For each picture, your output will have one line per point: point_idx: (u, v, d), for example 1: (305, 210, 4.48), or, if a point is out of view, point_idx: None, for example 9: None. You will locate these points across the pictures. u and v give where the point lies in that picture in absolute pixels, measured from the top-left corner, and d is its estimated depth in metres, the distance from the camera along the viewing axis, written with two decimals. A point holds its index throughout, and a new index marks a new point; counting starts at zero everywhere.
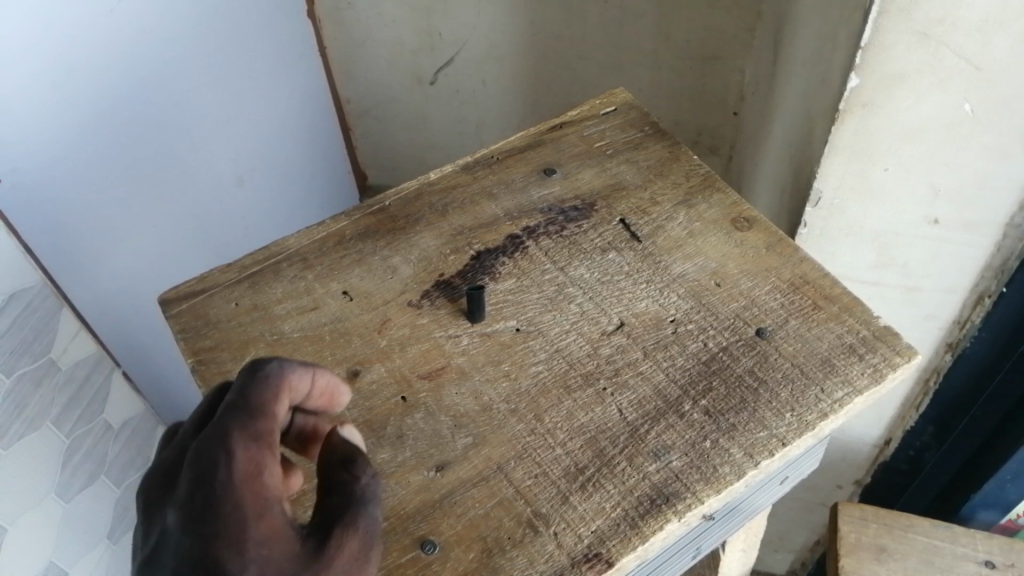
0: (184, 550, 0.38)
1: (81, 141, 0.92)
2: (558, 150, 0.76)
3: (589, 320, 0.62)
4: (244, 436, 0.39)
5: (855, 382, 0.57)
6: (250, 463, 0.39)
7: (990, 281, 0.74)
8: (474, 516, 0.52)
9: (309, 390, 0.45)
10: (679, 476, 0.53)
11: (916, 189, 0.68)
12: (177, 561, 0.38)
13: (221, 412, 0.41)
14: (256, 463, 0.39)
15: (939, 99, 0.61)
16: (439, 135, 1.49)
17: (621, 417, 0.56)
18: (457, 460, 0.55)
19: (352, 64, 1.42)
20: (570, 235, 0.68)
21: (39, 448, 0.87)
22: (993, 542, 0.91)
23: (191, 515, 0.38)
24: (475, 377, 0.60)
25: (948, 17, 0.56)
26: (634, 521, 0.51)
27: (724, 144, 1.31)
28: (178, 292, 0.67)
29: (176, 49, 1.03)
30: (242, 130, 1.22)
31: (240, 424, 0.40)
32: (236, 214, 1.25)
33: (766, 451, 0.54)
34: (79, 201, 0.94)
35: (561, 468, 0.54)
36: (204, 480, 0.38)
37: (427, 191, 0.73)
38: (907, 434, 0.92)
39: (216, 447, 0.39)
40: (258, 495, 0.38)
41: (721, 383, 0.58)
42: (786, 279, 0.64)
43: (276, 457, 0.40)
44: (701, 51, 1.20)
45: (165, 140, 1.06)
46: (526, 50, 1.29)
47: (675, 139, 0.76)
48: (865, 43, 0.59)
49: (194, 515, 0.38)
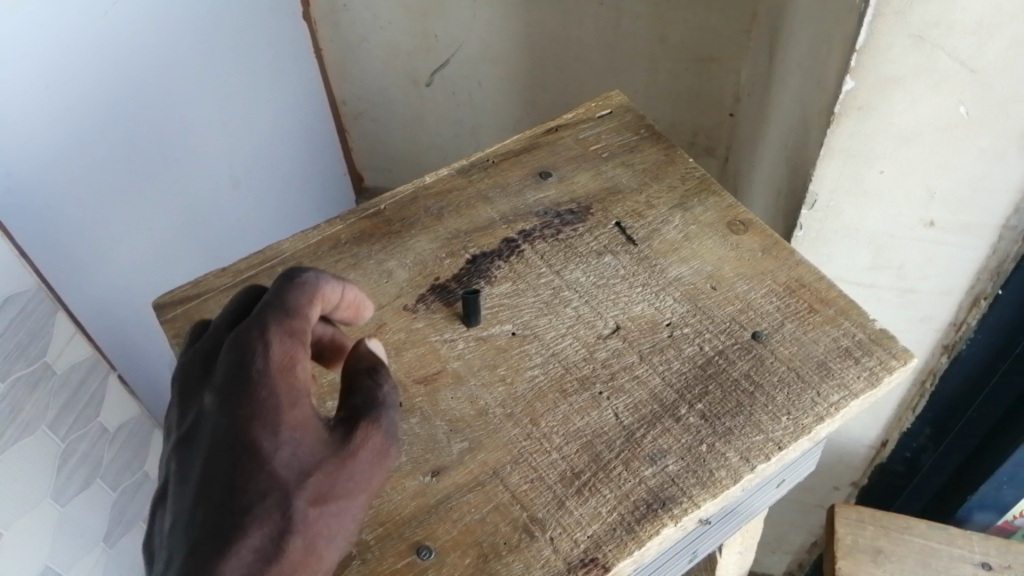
0: (224, 427, 0.43)
1: (77, 144, 0.92)
2: (554, 152, 0.76)
3: (585, 323, 0.62)
4: (279, 333, 0.44)
5: (851, 386, 0.57)
6: (284, 357, 0.43)
7: (986, 283, 0.74)
8: (470, 522, 0.52)
9: (339, 299, 0.49)
10: (675, 480, 0.53)
11: (912, 191, 0.68)
12: (218, 435, 0.43)
13: (259, 310, 0.45)
14: (289, 357, 0.43)
15: (934, 102, 0.61)
16: (435, 137, 1.49)
17: (617, 421, 0.56)
18: (453, 465, 0.55)
19: (348, 66, 1.41)
20: (566, 238, 0.68)
21: (35, 452, 0.87)
22: (990, 543, 0.91)
23: (231, 398, 0.43)
24: (472, 381, 0.59)
25: (943, 20, 0.56)
26: (630, 525, 0.51)
27: (720, 145, 1.32)
28: (172, 297, 0.66)
29: (171, 51, 1.03)
30: (238, 131, 1.21)
31: (275, 321, 0.44)
32: (232, 216, 1.25)
33: (763, 455, 0.54)
34: (75, 204, 0.94)
35: (557, 473, 0.54)
36: (243, 368, 0.43)
37: (422, 195, 0.73)
38: (904, 436, 0.92)
39: (254, 340, 0.44)
40: (290, 385, 0.43)
41: (717, 387, 0.58)
42: (782, 282, 0.64)
43: (307, 352, 0.45)
44: (697, 52, 1.20)
45: (161, 142, 1.06)
46: (522, 52, 1.29)
47: (671, 142, 0.76)
48: (861, 46, 0.59)
49: (233, 398, 0.43)
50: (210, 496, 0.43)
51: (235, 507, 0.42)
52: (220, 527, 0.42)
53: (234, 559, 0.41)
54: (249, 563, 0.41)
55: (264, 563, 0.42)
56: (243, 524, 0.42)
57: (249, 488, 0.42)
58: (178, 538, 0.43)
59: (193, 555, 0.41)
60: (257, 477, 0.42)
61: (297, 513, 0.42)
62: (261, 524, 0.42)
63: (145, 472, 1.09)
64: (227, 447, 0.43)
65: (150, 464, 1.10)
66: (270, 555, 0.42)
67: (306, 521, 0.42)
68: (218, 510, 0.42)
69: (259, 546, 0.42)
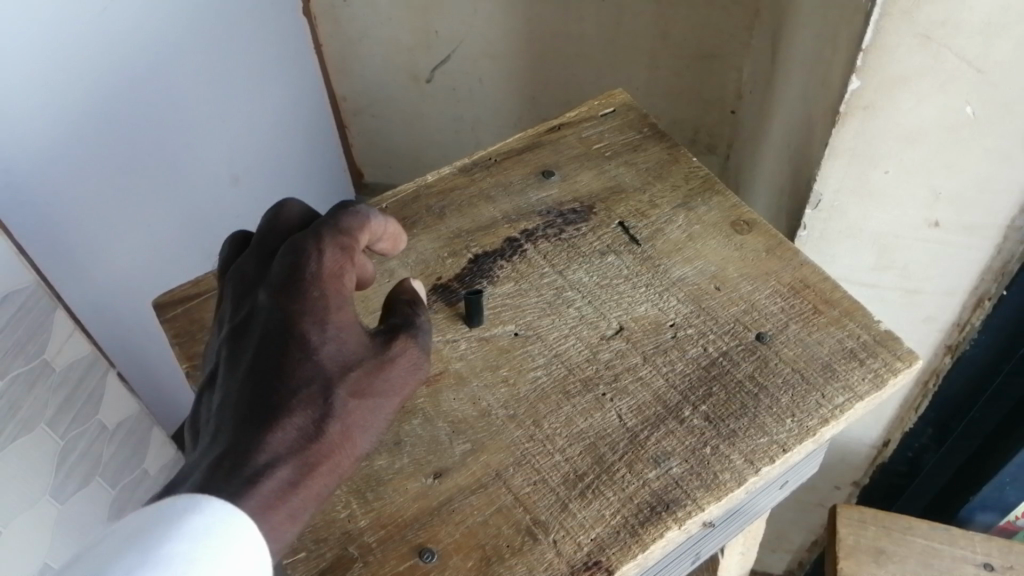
0: (276, 320, 0.46)
1: (75, 141, 0.92)
2: (556, 151, 0.75)
3: (588, 324, 0.62)
4: (332, 244, 0.47)
5: (856, 388, 0.57)
6: (335, 266, 0.47)
7: (990, 284, 0.74)
8: (472, 524, 0.52)
9: (381, 231, 0.51)
10: (679, 483, 0.53)
11: (916, 192, 0.68)
12: (269, 327, 0.47)
13: (315, 225, 0.49)
14: (340, 267, 0.47)
15: (940, 102, 0.61)
16: (435, 133, 1.48)
17: (621, 423, 0.56)
18: (455, 467, 0.55)
19: (348, 61, 1.41)
20: (569, 238, 0.68)
21: (33, 449, 0.86)
22: (992, 544, 0.90)
23: (284, 294, 0.47)
24: (474, 382, 0.59)
25: (950, 19, 0.56)
26: (633, 528, 0.51)
27: (721, 143, 1.31)
28: (173, 296, 0.66)
29: (171, 47, 1.03)
30: (238, 127, 1.21)
31: (330, 234, 0.48)
32: (231, 213, 1.25)
33: (767, 458, 0.54)
34: (72, 200, 0.94)
35: (560, 475, 0.54)
36: (297, 270, 0.47)
37: (424, 194, 0.73)
38: (906, 435, 0.91)
39: (309, 246, 0.47)
40: (338, 292, 0.47)
41: (721, 388, 0.57)
42: (786, 283, 0.64)
43: (354, 267, 0.48)
44: (699, 49, 1.19)
45: (161, 138, 1.05)
46: (523, 49, 1.29)
47: (674, 141, 0.75)
48: (866, 45, 0.58)
49: (286, 295, 0.47)
50: (257, 378, 0.45)
51: (281, 389, 0.45)
52: (265, 406, 0.44)
53: (278, 433, 0.43)
54: (291, 439, 0.44)
55: (304, 441, 0.44)
56: (288, 405, 0.44)
57: (295, 375, 0.45)
58: (224, 416, 0.45)
59: (239, 429, 0.44)
60: (303, 365, 0.45)
61: (337, 401, 0.45)
62: (303, 407, 0.44)
63: (143, 470, 1.08)
64: (277, 337, 0.46)
65: (149, 462, 1.10)
66: (310, 436, 0.44)
67: (344, 410, 0.45)
68: (265, 391, 0.45)
69: (301, 426, 0.44)
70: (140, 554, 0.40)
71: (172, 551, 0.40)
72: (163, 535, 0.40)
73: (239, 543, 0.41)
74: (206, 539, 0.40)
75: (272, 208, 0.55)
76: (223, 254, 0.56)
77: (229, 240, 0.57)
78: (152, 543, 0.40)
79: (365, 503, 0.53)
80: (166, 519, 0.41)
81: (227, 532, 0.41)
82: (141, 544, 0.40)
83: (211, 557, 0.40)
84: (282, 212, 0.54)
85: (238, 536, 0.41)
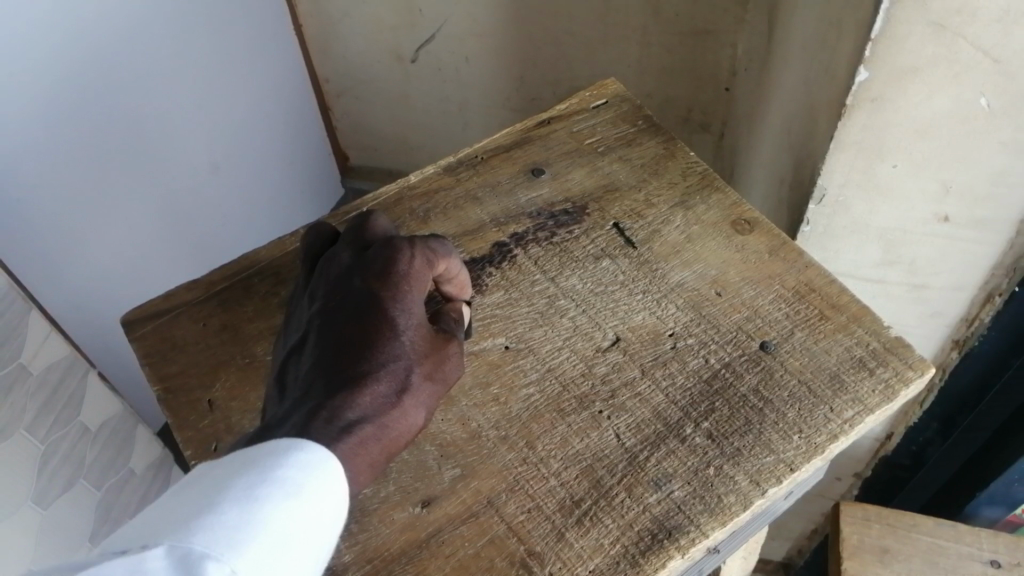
0: (366, 300, 0.49)
1: (38, 137, 0.87)
2: (547, 147, 0.71)
3: (583, 335, 0.59)
4: (422, 252, 0.52)
5: (865, 400, 0.54)
6: (421, 272, 0.52)
7: (1001, 280, 0.71)
8: (463, 557, 0.48)
9: (455, 276, 0.56)
10: (681, 507, 0.50)
11: (926, 186, 0.64)
12: (359, 307, 0.49)
13: (408, 236, 0.54)
14: (423, 273, 0.52)
15: (953, 94, 0.57)
16: (421, 115, 1.44)
17: (619, 442, 0.53)
18: (445, 494, 0.51)
19: (329, 42, 1.35)
20: (561, 241, 0.64)
21: (14, 456, 0.82)
22: (998, 540, 0.89)
23: (377, 282, 0.50)
24: (463, 402, 0.56)
25: (966, 7, 0.52)
26: (634, 559, 0.48)
27: (715, 120, 1.26)
28: (142, 313, 0.62)
29: (139, 30, 0.98)
30: (215, 115, 1.17)
31: (423, 244, 0.53)
32: (212, 202, 1.21)
33: (773, 478, 0.50)
34: (40, 199, 0.90)
35: (555, 501, 0.50)
36: (392, 264, 0.51)
37: (406, 195, 0.69)
38: (910, 430, 0.89)
39: (404, 249, 0.52)
40: (420, 292, 0.51)
41: (724, 403, 0.54)
42: (790, 287, 0.60)
43: (429, 281, 0.53)
44: (692, 25, 1.14)
45: (133, 125, 1.01)
46: (510, 27, 1.24)
47: (670, 134, 0.72)
48: (875, 36, 0.54)
49: (379, 283, 0.50)
50: (346, 347, 0.47)
51: (369, 358, 0.47)
52: (353, 371, 0.46)
53: (365, 397, 0.45)
54: (375, 405, 0.45)
55: (385, 408, 0.46)
56: (374, 373, 0.46)
57: (382, 348, 0.47)
58: (317, 375, 0.47)
59: (330, 388, 0.45)
60: (389, 341, 0.48)
61: (414, 379, 0.47)
62: (387, 377, 0.46)
63: (130, 469, 1.05)
64: (367, 315, 0.49)
65: (135, 461, 1.06)
66: (390, 405, 0.46)
67: (418, 388, 0.48)
68: (352, 360, 0.47)
69: (385, 395, 0.46)
70: (256, 475, 0.41)
71: (286, 477, 0.41)
72: (277, 462, 0.41)
73: (338, 481, 0.43)
74: (316, 473, 0.42)
75: (362, 212, 0.58)
76: (306, 240, 0.58)
77: (314, 230, 0.59)
78: (267, 468, 0.41)
79: (350, 536, 0.50)
80: (278, 450, 0.42)
81: (330, 469, 0.42)
82: (256, 467, 0.41)
83: (318, 487, 0.41)
84: (372, 216, 0.57)
85: (338, 477, 0.42)
